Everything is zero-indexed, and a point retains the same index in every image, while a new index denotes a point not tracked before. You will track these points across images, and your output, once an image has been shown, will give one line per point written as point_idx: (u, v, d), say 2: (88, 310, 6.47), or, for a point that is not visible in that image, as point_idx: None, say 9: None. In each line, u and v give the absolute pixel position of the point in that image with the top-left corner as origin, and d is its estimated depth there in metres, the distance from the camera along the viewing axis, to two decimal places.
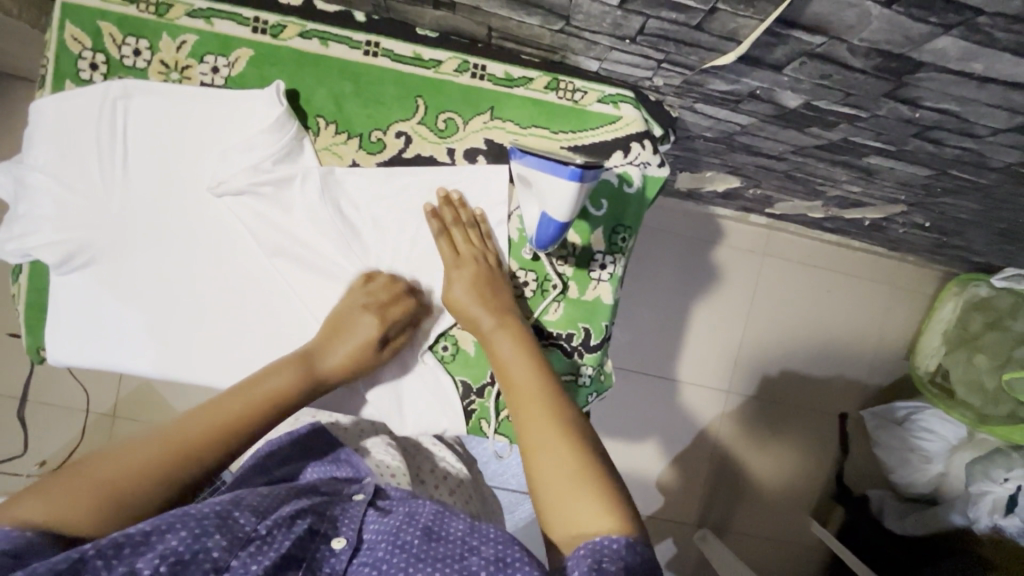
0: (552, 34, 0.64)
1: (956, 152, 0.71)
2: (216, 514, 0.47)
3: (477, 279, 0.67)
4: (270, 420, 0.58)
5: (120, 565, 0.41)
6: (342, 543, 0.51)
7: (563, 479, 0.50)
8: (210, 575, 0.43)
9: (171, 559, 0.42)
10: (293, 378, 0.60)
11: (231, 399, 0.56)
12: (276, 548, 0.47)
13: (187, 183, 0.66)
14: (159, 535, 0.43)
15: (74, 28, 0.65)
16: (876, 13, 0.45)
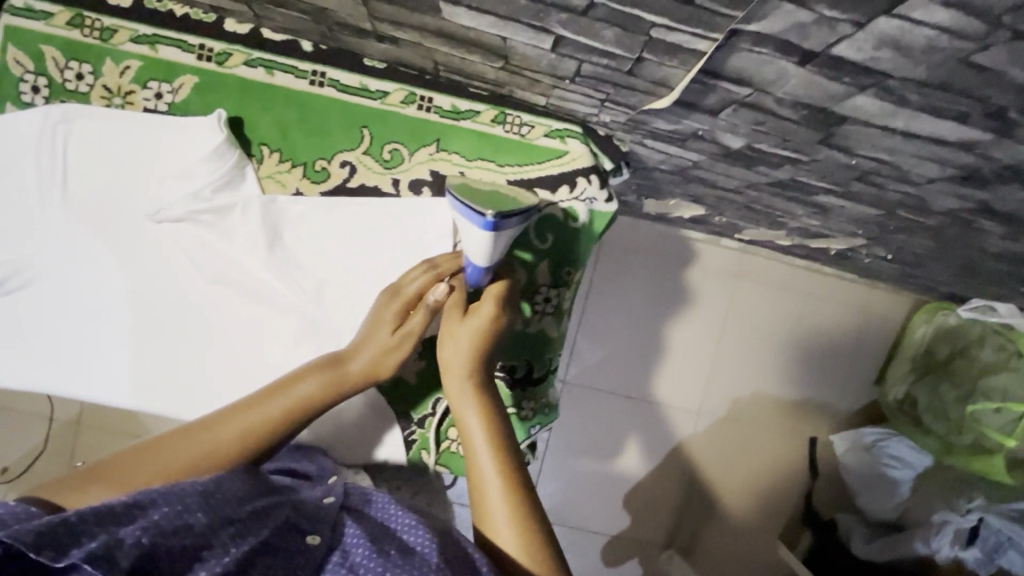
0: (494, 71, 0.64)
1: (898, 196, 0.71)
2: (201, 493, 0.50)
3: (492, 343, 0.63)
4: (286, 426, 0.60)
5: (103, 534, 0.43)
6: (317, 539, 0.52)
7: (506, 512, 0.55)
8: (188, 550, 0.45)
9: (154, 531, 0.45)
10: (317, 389, 0.61)
11: (260, 406, 0.59)
12: (254, 533, 0.49)
13: (125, 209, 0.66)
14: (142, 510, 0.46)
15: (16, 50, 0.64)
16: (792, 71, 0.45)
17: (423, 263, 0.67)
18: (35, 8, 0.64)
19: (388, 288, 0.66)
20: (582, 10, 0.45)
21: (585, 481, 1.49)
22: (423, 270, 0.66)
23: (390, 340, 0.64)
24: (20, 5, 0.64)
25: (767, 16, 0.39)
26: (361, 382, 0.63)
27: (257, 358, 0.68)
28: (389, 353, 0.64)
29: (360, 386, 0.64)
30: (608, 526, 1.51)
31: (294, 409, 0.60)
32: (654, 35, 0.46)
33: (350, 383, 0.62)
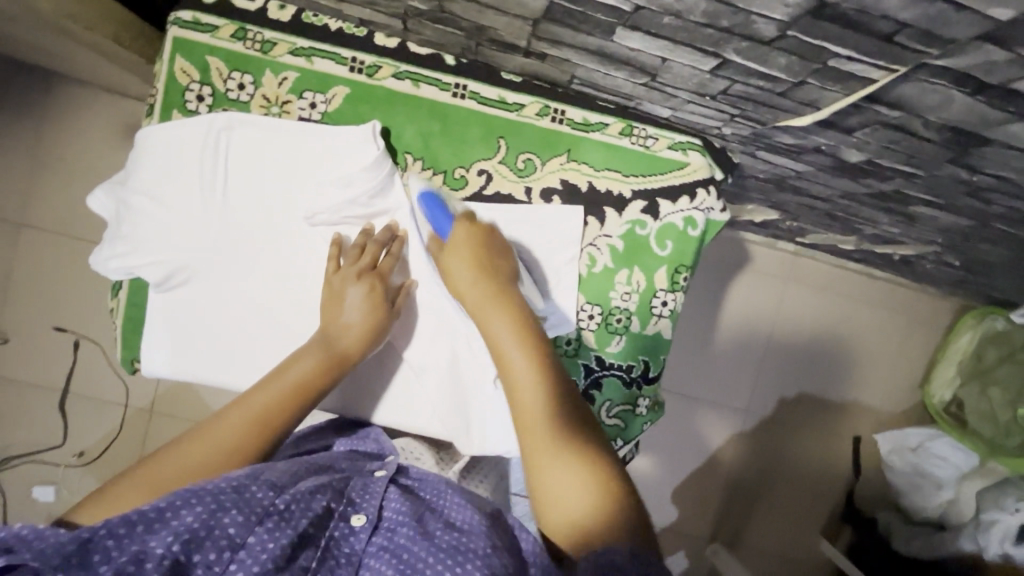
0: (634, 87, 0.68)
1: (1001, 210, 0.75)
2: (234, 490, 0.49)
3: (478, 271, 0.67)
4: (301, 404, 0.63)
5: (131, 546, 0.44)
6: (362, 521, 0.52)
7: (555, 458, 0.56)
8: (224, 550, 0.45)
9: (185, 536, 0.45)
10: (314, 367, 0.65)
11: (259, 392, 0.62)
12: (293, 525, 0.49)
13: (283, 212, 0.71)
14: (173, 512, 0.46)
15: (184, 61, 0.69)
16: (958, 99, 0.49)
17: (355, 248, 0.70)
18: (202, 20, 0.68)
19: (333, 266, 0.70)
20: (768, 39, 0.49)
21: (640, 475, 1.54)
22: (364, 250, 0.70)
23: (378, 317, 0.69)
24: (187, 17, 0.68)
25: (962, 53, 0.42)
26: (352, 351, 0.67)
27: (400, 350, 0.76)
28: (376, 325, 0.69)
29: (363, 351, 0.68)
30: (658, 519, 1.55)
31: (291, 391, 0.63)
32: (830, 64, 0.50)
33: (351, 352, 0.67)
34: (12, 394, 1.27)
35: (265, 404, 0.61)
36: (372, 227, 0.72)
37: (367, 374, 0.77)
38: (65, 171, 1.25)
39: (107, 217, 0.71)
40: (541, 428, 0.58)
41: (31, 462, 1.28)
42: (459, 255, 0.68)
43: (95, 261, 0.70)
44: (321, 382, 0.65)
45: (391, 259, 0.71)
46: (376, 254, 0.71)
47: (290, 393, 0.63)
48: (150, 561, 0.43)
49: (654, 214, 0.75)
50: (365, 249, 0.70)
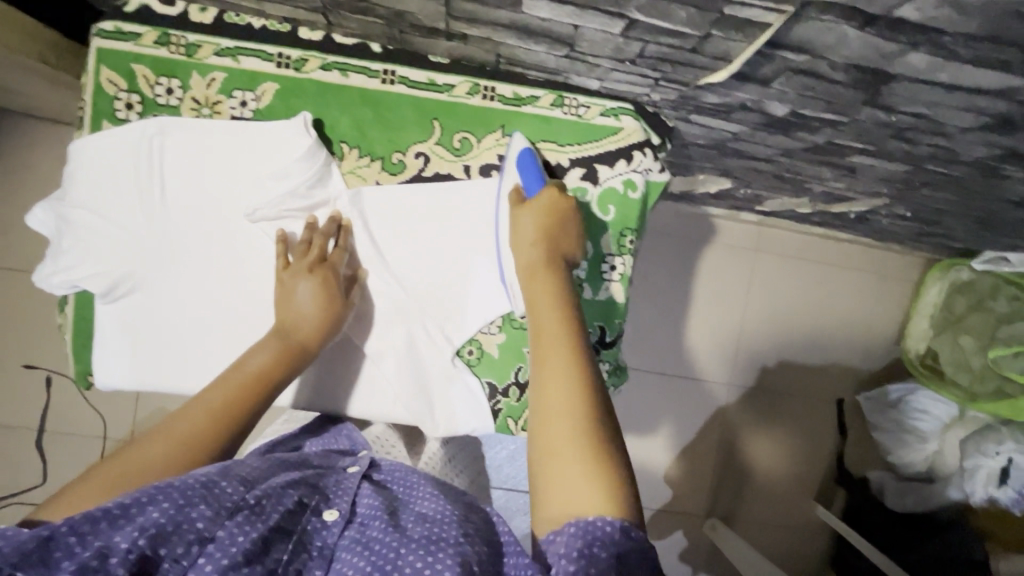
0: (556, 59, 0.69)
1: (930, 150, 0.77)
2: (202, 486, 0.50)
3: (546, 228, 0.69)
4: (261, 395, 0.64)
5: (95, 541, 0.43)
6: (334, 516, 0.54)
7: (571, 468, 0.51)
8: (193, 544, 0.45)
9: (151, 532, 0.44)
10: (271, 358, 0.66)
11: (219, 387, 0.62)
12: (265, 519, 0.50)
13: (223, 211, 0.71)
14: (139, 508, 0.45)
15: (109, 71, 0.69)
16: (852, 35, 0.51)
17: (302, 244, 0.71)
18: (124, 29, 0.69)
19: (281, 264, 0.70)
20: None
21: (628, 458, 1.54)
22: (310, 247, 0.71)
23: (334, 307, 0.70)
24: (109, 28, 0.68)
25: None
26: (310, 341, 0.68)
27: (358, 343, 0.77)
28: (332, 315, 0.70)
29: (321, 340, 0.69)
30: (652, 500, 1.55)
31: (251, 382, 0.64)
32: (727, 12, 0.51)
33: (308, 342, 0.68)
34: None
35: (231, 396, 0.62)
36: (315, 220, 0.72)
37: (326, 365, 0.77)
38: (18, 206, 1.24)
39: (48, 233, 0.71)
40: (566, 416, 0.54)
41: (11, 504, 1.26)
42: (532, 212, 0.69)
43: (39, 279, 0.70)
44: (278, 373, 0.65)
45: (340, 250, 0.72)
46: (324, 247, 0.71)
47: (250, 384, 0.63)
48: (116, 556, 0.42)
49: (594, 180, 0.77)
50: (312, 244, 0.71)
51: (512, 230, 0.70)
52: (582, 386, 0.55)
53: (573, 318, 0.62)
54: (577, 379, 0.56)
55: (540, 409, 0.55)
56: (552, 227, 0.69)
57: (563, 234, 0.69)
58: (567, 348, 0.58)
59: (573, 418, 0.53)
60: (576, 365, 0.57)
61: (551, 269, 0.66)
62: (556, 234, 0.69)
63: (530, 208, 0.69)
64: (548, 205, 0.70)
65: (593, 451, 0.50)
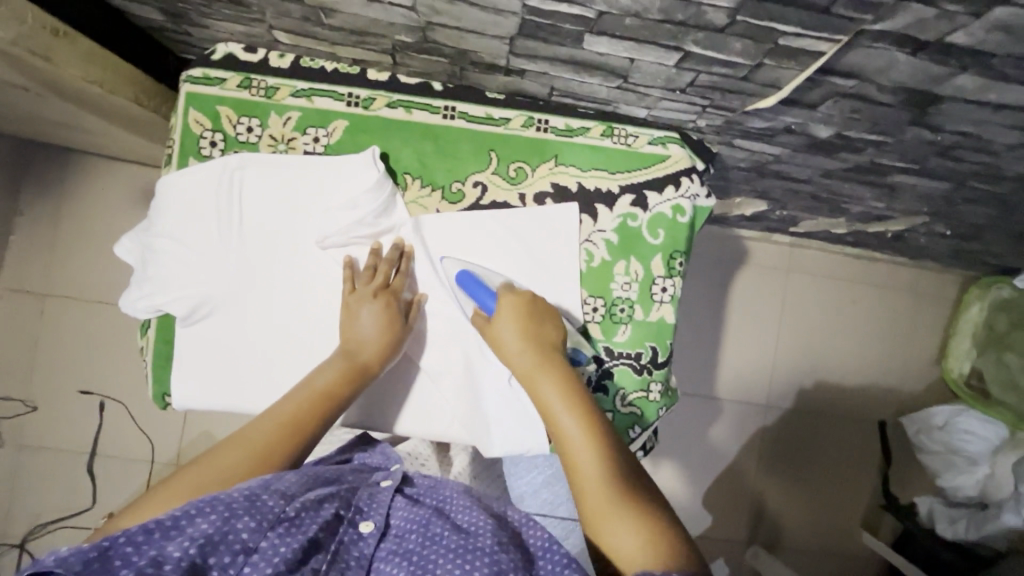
0: (609, 90, 0.73)
1: (974, 167, 0.78)
2: (246, 498, 0.52)
3: (525, 323, 0.72)
4: (329, 410, 0.67)
5: (149, 550, 0.45)
6: (369, 528, 0.57)
7: (631, 535, 0.57)
8: (240, 554, 0.48)
9: (201, 541, 0.47)
10: (338, 376, 0.69)
11: (287, 401, 0.66)
12: (304, 531, 0.52)
13: (296, 238, 0.76)
14: (190, 520, 0.48)
15: (196, 113, 0.76)
16: (903, 60, 0.54)
17: (368, 270, 0.75)
18: (211, 75, 0.75)
19: (349, 289, 0.74)
20: (721, 26, 0.54)
21: (667, 483, 1.52)
22: (375, 274, 0.74)
23: (396, 329, 0.73)
24: (198, 74, 0.75)
25: (894, 15, 0.47)
26: (375, 362, 0.71)
27: (417, 364, 0.79)
28: (394, 336, 0.73)
29: (384, 360, 0.72)
30: (692, 527, 1.52)
31: (316, 399, 0.67)
32: (781, 42, 0.54)
33: (372, 363, 0.71)
34: (43, 461, 1.30)
35: (297, 410, 0.65)
36: (378, 246, 0.76)
37: (385, 386, 0.80)
38: (84, 239, 1.32)
39: (134, 261, 0.77)
40: (603, 495, 0.60)
41: (62, 528, 1.29)
42: (506, 321, 0.72)
43: (125, 304, 0.75)
44: (344, 391, 0.69)
45: (402, 275, 0.76)
46: (388, 273, 0.75)
47: (315, 400, 0.67)
48: (169, 563, 0.45)
49: (643, 205, 0.80)
50: (377, 270, 0.75)
51: (494, 344, 0.72)
52: (612, 459, 0.64)
53: (575, 387, 0.69)
54: (606, 456, 0.64)
55: (586, 501, 0.61)
56: (530, 328, 0.72)
57: (546, 326, 0.73)
58: (585, 427, 0.65)
59: (608, 487, 0.61)
60: (590, 429, 0.65)
61: (546, 360, 0.71)
62: (536, 331, 0.72)
63: (503, 317, 0.72)
64: (517, 309, 0.73)
65: (657, 538, 0.56)
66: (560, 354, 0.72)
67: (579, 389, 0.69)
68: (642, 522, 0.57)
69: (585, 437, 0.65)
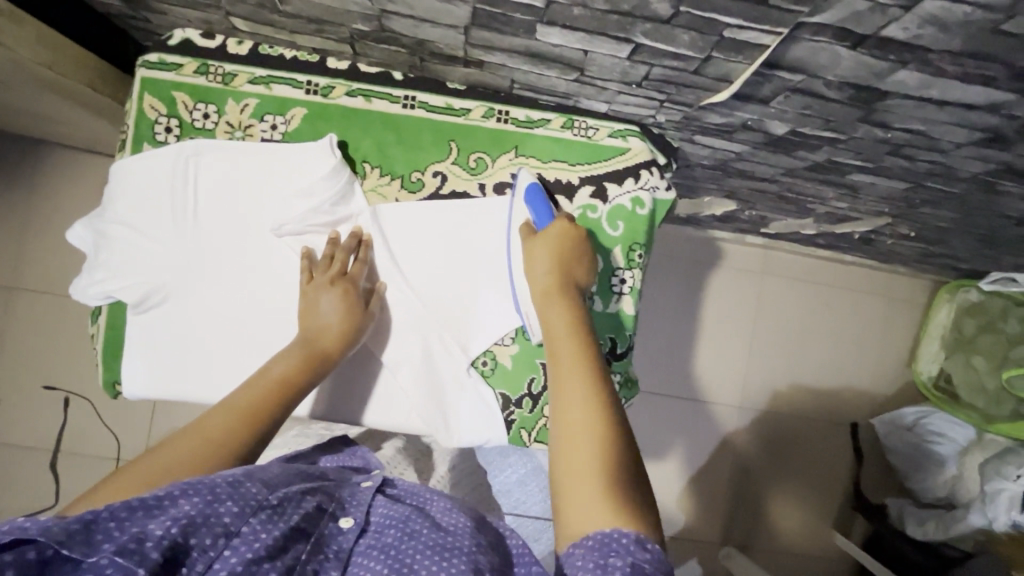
0: (567, 83, 0.73)
1: (927, 166, 0.80)
2: (229, 484, 0.51)
3: (559, 249, 0.72)
4: (286, 399, 0.66)
5: (131, 527, 0.44)
6: (350, 522, 0.56)
7: (587, 464, 0.54)
8: (220, 537, 0.47)
9: (184, 521, 0.46)
10: (295, 364, 0.68)
11: (243, 392, 0.64)
12: (286, 519, 0.52)
13: (253, 225, 0.75)
14: (171, 501, 0.47)
15: (152, 98, 0.75)
16: (844, 54, 0.55)
17: (325, 259, 0.75)
18: (167, 60, 0.75)
19: (305, 279, 0.74)
20: (666, 18, 0.54)
21: None
22: (331, 264, 0.74)
23: (355, 316, 0.73)
24: (153, 59, 0.74)
25: (830, 8, 0.48)
26: (332, 349, 0.71)
27: (376, 354, 0.79)
28: (352, 324, 0.72)
29: (342, 348, 0.72)
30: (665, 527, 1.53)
31: (274, 388, 0.66)
32: (727, 35, 0.55)
33: (330, 350, 0.71)
34: (4, 456, 1.28)
35: (255, 400, 0.64)
36: (336, 235, 0.76)
37: (344, 377, 0.79)
38: (50, 230, 1.30)
39: (86, 247, 0.76)
40: (577, 430, 0.57)
41: None
42: (542, 244, 0.73)
43: (76, 291, 0.74)
44: (301, 379, 0.68)
45: (360, 263, 0.76)
46: (345, 262, 0.75)
47: (273, 390, 0.65)
48: (150, 540, 0.44)
49: (603, 198, 0.80)
50: (334, 259, 0.75)
51: (525, 261, 0.74)
52: (596, 387, 0.61)
53: (585, 326, 0.68)
54: (591, 382, 0.61)
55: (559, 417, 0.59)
56: (563, 261, 0.72)
57: (576, 265, 0.73)
58: (584, 360, 0.63)
59: (585, 407, 0.58)
60: (590, 367, 0.62)
61: (563, 288, 0.70)
62: (566, 265, 0.72)
63: (542, 241, 0.73)
64: (559, 236, 0.73)
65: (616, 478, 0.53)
66: (580, 296, 0.71)
67: (587, 329, 0.68)
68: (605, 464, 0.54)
69: (580, 361, 0.63)
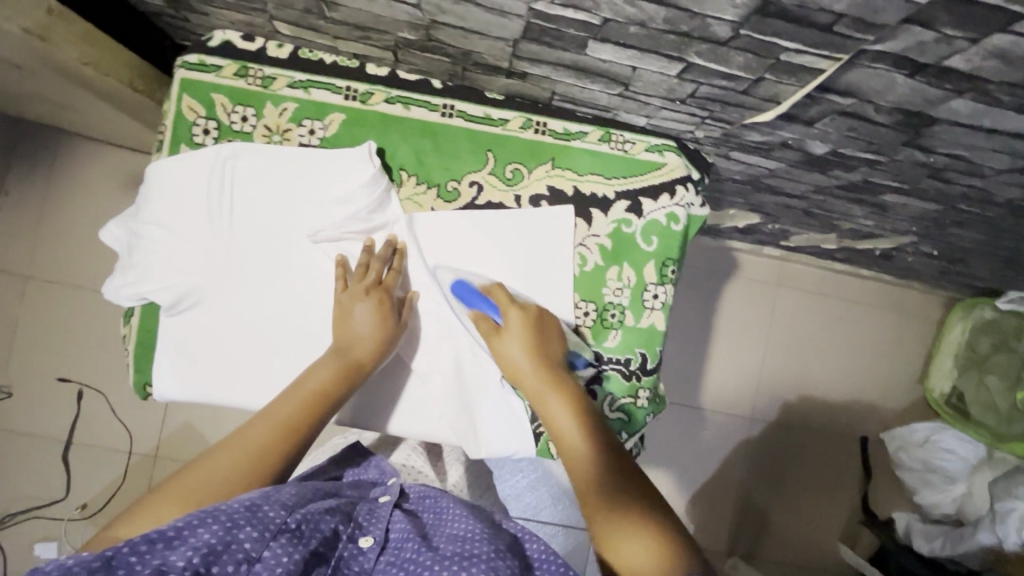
0: (609, 96, 0.73)
1: (964, 190, 0.79)
2: (246, 509, 0.51)
3: (529, 335, 0.74)
4: (321, 412, 0.66)
5: (153, 560, 0.45)
6: (369, 542, 0.57)
7: (636, 549, 0.61)
8: (242, 563, 0.47)
9: (204, 550, 0.46)
10: (330, 376, 0.68)
11: (280, 404, 0.65)
12: (306, 543, 0.52)
13: (286, 230, 0.75)
14: (190, 530, 0.47)
15: (191, 99, 0.74)
16: (901, 82, 0.54)
17: (360, 268, 0.74)
18: (207, 62, 0.74)
19: (340, 287, 0.73)
20: (724, 39, 0.54)
21: None
22: (365, 273, 0.73)
23: (390, 327, 0.72)
24: (194, 60, 0.74)
25: (895, 37, 0.48)
26: (367, 362, 0.70)
27: (407, 362, 0.79)
28: (387, 335, 0.72)
29: (376, 359, 0.71)
30: None
31: (310, 401, 0.66)
32: (783, 58, 0.55)
33: (364, 360, 0.70)
34: (16, 448, 1.27)
35: (292, 412, 0.64)
36: (371, 242, 0.75)
37: (373, 386, 0.79)
38: (71, 222, 1.29)
39: (121, 248, 0.75)
40: (617, 529, 0.63)
41: (33, 517, 1.26)
42: (516, 339, 0.73)
43: (109, 292, 0.74)
44: (335, 392, 0.67)
45: (395, 273, 0.75)
46: (380, 271, 0.74)
47: (308, 403, 0.66)
48: (173, 572, 0.44)
49: (638, 212, 0.80)
50: (369, 268, 0.74)
51: (504, 365, 0.74)
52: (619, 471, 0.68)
53: (576, 397, 0.73)
54: (610, 467, 0.68)
55: (599, 521, 0.66)
56: (535, 342, 0.74)
57: (547, 340, 0.75)
58: (585, 435, 0.70)
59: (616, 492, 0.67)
60: (589, 439, 0.70)
61: (555, 382, 0.73)
62: (542, 349, 0.74)
63: (512, 334, 0.73)
64: (524, 324, 0.74)
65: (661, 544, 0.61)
66: (563, 369, 0.75)
67: (587, 408, 0.73)
68: (649, 540, 0.61)
69: (599, 464, 0.69)
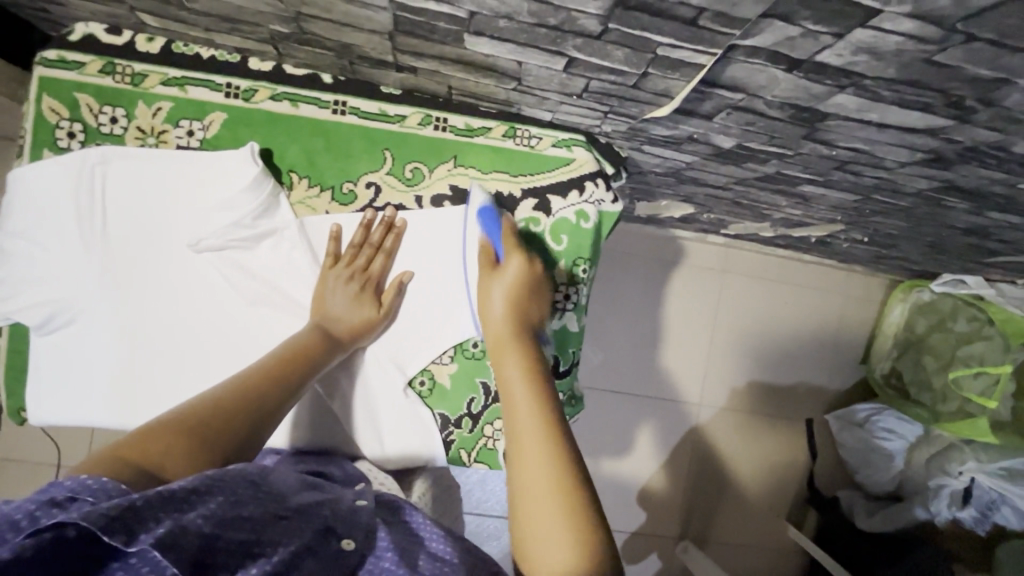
0: (506, 91, 0.69)
1: (874, 181, 0.79)
2: (249, 489, 0.48)
3: (514, 285, 0.70)
4: (306, 366, 0.66)
5: (167, 519, 0.40)
6: (351, 544, 0.50)
7: (544, 492, 0.54)
8: (239, 547, 0.42)
9: (213, 519, 0.42)
10: (313, 338, 0.69)
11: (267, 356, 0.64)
12: (298, 536, 0.47)
13: (166, 241, 0.70)
14: (201, 495, 0.43)
15: (52, 99, 0.68)
16: (782, 77, 0.52)
17: (353, 247, 0.74)
18: (67, 58, 0.68)
19: (328, 263, 0.73)
20: (596, 34, 0.51)
21: (603, 478, 1.53)
22: (359, 250, 0.74)
23: (369, 312, 0.74)
24: (52, 56, 0.68)
25: (761, 32, 0.45)
26: (347, 338, 0.71)
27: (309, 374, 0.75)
28: (367, 323, 0.73)
29: (353, 341, 0.72)
30: (625, 524, 1.54)
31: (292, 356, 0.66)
32: (660, 53, 0.52)
33: (344, 337, 0.71)
34: None
35: (279, 360, 0.64)
36: (369, 219, 0.74)
37: None
38: None
39: None
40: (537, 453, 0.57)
41: None
42: (496, 283, 0.70)
43: None
44: (320, 354, 0.68)
45: (386, 254, 0.75)
46: (370, 254, 0.74)
47: (290, 358, 0.66)
48: (185, 536, 0.40)
49: (547, 210, 0.77)
50: (361, 249, 0.74)
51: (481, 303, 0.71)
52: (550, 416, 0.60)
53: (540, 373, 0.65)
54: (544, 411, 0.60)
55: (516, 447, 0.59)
56: (519, 301, 0.70)
57: (530, 305, 0.71)
58: (539, 406, 0.61)
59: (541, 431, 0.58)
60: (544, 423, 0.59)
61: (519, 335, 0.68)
62: (521, 303, 0.70)
63: (493, 280, 0.71)
64: (515, 276, 0.70)
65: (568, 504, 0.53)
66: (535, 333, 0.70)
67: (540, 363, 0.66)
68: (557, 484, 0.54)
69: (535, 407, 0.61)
